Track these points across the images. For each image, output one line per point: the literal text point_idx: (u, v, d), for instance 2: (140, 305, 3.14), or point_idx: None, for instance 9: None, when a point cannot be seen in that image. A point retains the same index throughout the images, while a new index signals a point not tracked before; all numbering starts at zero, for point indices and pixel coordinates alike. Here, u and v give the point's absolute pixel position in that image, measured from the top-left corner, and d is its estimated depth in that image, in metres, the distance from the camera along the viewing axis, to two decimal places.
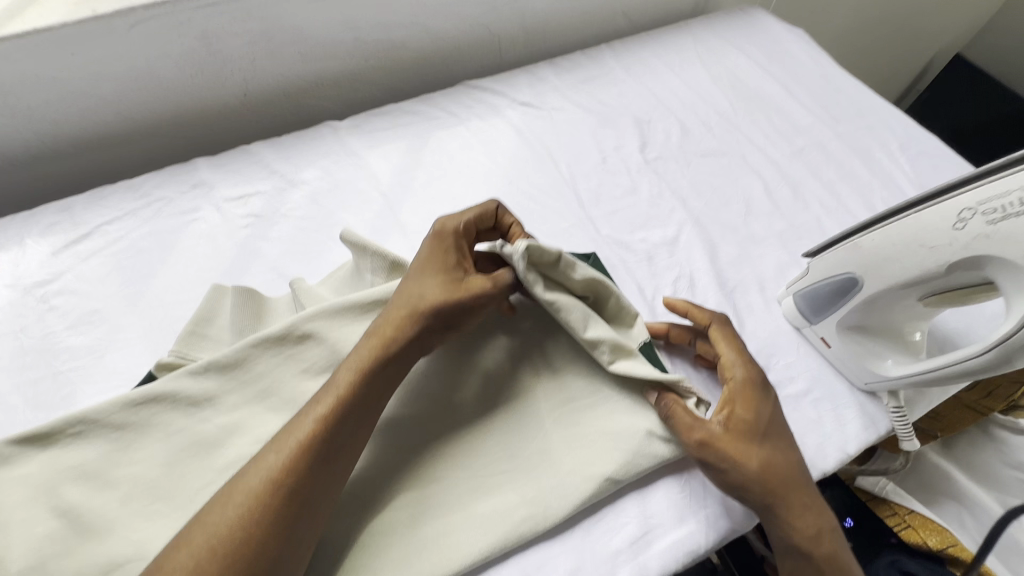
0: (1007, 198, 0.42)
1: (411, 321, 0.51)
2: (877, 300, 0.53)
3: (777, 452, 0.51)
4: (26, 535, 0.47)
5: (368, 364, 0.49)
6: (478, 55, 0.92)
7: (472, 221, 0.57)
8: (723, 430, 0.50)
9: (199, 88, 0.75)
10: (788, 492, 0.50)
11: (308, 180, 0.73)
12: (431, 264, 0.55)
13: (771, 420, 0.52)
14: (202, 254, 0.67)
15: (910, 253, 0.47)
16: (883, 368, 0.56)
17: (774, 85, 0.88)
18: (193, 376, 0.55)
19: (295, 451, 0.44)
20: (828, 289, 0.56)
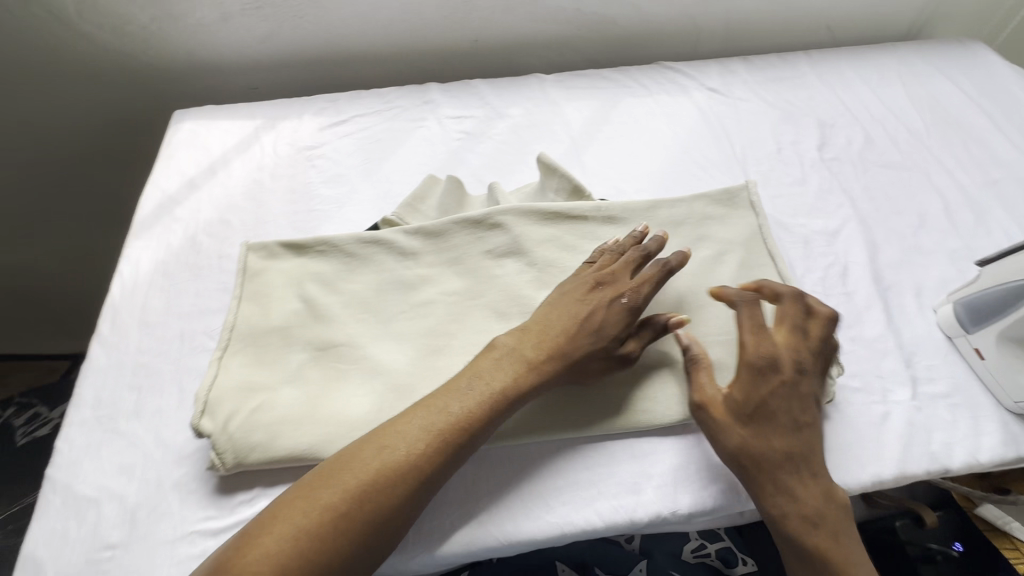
0: None
1: (553, 373, 0.55)
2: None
3: (780, 435, 0.52)
4: (281, 306, 0.65)
5: (504, 387, 0.53)
6: (675, 42, 1.00)
7: (649, 280, 0.59)
8: (714, 397, 0.55)
9: (445, 30, 0.93)
10: (771, 477, 0.52)
11: (513, 114, 0.87)
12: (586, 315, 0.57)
13: (762, 402, 0.53)
14: (423, 153, 0.82)
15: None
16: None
17: (979, 116, 0.86)
18: (407, 234, 0.70)
19: (427, 437, 0.49)
20: (997, 297, 0.58)
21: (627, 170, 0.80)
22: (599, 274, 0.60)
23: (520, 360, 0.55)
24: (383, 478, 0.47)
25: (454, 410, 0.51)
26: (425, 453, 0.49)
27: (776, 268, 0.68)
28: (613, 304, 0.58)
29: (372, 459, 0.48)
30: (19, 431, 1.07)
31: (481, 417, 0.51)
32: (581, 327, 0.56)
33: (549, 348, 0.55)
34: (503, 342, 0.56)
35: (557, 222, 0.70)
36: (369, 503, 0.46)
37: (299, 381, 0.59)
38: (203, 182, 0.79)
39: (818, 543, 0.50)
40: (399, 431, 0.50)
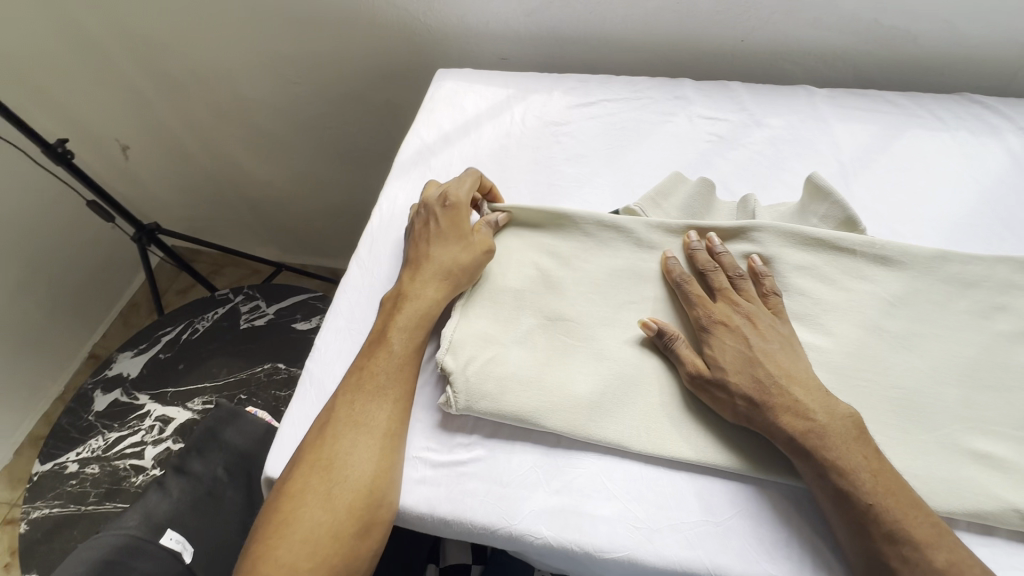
0: None
1: (467, 267, 0.64)
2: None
3: (734, 368, 0.54)
4: (518, 270, 0.67)
5: (393, 333, 0.60)
6: (984, 72, 0.85)
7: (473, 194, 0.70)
8: (701, 362, 0.56)
9: (713, 26, 0.88)
10: (775, 423, 0.51)
11: (772, 125, 0.80)
12: (451, 232, 0.66)
13: (745, 355, 0.55)
14: (669, 148, 0.79)
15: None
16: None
17: None
18: (649, 227, 0.67)
19: (365, 403, 0.56)
20: None
21: (907, 209, 0.69)
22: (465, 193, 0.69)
23: (447, 258, 0.64)
24: (368, 392, 0.56)
25: (386, 378, 0.57)
26: (375, 420, 0.55)
27: None
28: (449, 204, 0.67)
29: (360, 379, 0.58)
30: (243, 317, 1.27)
31: (415, 322, 0.61)
32: (454, 242, 0.65)
33: (434, 277, 0.63)
34: (410, 266, 0.65)
35: (822, 250, 0.63)
36: (363, 422, 0.55)
37: (530, 345, 0.61)
38: (456, 138, 0.85)
39: (841, 466, 0.48)
40: (355, 405, 0.56)
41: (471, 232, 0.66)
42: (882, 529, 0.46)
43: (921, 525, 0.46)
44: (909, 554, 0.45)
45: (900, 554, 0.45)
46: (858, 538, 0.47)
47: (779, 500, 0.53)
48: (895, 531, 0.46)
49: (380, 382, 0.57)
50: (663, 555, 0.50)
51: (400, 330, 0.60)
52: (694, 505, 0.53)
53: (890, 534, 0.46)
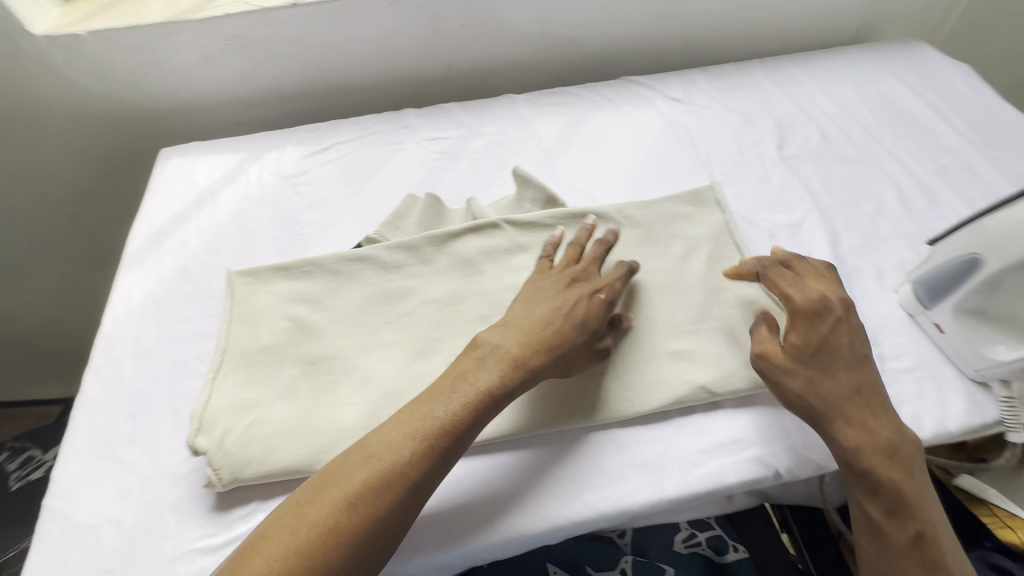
0: None
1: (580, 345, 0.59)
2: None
3: (813, 353, 0.58)
4: (271, 326, 0.67)
5: (457, 377, 0.55)
6: (637, 59, 1.06)
7: (618, 276, 0.64)
8: (772, 346, 0.59)
9: (418, 59, 0.98)
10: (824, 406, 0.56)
11: (486, 133, 0.91)
12: (568, 309, 0.60)
13: (823, 335, 0.58)
14: (402, 174, 0.86)
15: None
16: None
17: (927, 109, 0.91)
18: (389, 250, 0.73)
19: (414, 438, 0.51)
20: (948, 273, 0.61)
21: (598, 177, 0.84)
22: (576, 270, 0.64)
23: (544, 321, 0.59)
24: (413, 426, 0.51)
25: (438, 413, 0.52)
26: (412, 460, 0.49)
27: (744, 258, 0.71)
28: (592, 297, 0.62)
29: (420, 418, 0.52)
30: (13, 476, 1.07)
31: (506, 380, 0.55)
32: (564, 316, 0.60)
33: (538, 342, 0.58)
34: (496, 327, 0.60)
35: (533, 230, 0.74)
36: (396, 457, 0.49)
37: (293, 395, 0.61)
38: (191, 214, 0.82)
39: (865, 445, 0.54)
40: (388, 434, 0.51)
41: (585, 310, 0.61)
42: (884, 500, 0.53)
43: (917, 500, 0.52)
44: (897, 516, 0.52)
45: (886, 504, 0.52)
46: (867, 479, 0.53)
47: (539, 451, 0.60)
48: (897, 505, 0.52)
49: (430, 422, 0.52)
50: (529, 528, 0.56)
51: (469, 380, 0.55)
52: (555, 474, 0.58)
53: (891, 505, 0.52)
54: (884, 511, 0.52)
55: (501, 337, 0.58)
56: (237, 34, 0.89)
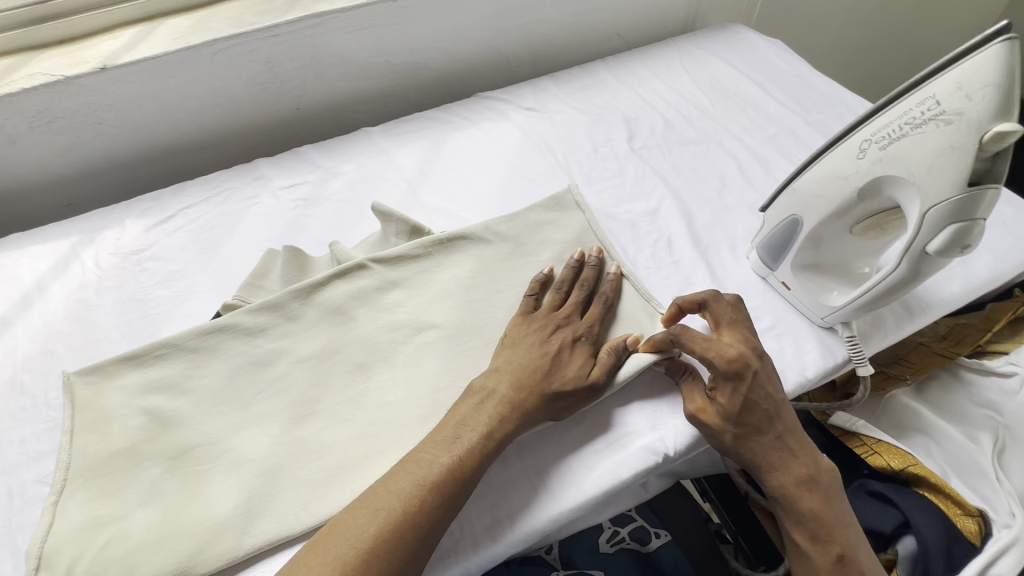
0: (891, 127, 0.49)
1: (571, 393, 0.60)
2: (932, 188, 0.47)
3: (742, 412, 0.58)
4: (123, 426, 0.60)
5: (467, 424, 0.56)
6: (490, 74, 1.08)
7: (597, 316, 0.66)
8: (703, 403, 0.60)
9: (262, 105, 0.93)
10: (748, 452, 0.58)
11: (345, 172, 0.89)
12: (559, 355, 0.61)
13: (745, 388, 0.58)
14: (261, 229, 0.81)
15: (971, 79, 0.44)
16: (975, 239, 0.47)
17: (751, 85, 0.99)
18: (251, 313, 0.68)
19: (421, 485, 0.51)
20: (779, 234, 0.64)
21: (464, 197, 0.83)
22: (559, 314, 0.65)
23: (535, 368, 0.60)
24: (426, 474, 0.52)
25: (444, 459, 0.53)
26: (420, 509, 0.50)
27: (609, 253, 0.73)
28: (575, 343, 0.63)
29: (424, 467, 0.53)
30: None
31: (502, 425, 0.56)
32: (551, 362, 0.60)
33: (530, 387, 0.59)
34: (489, 373, 0.60)
35: (402, 264, 0.73)
36: (407, 508, 0.50)
37: (156, 499, 0.55)
38: (17, 316, 0.72)
39: (788, 478, 0.57)
40: (392, 490, 0.51)
41: (569, 357, 0.62)
42: (807, 532, 0.55)
43: (835, 519, 0.55)
44: (817, 535, 0.55)
45: (808, 534, 0.55)
46: (791, 511, 0.56)
47: None
48: (817, 532, 0.55)
49: (437, 470, 0.52)
50: (507, 544, 0.56)
51: (476, 425, 0.56)
52: (547, 475, 0.59)
53: (814, 536, 0.55)
54: (808, 534, 0.55)
55: (497, 383, 0.59)
56: (42, 109, 0.80)
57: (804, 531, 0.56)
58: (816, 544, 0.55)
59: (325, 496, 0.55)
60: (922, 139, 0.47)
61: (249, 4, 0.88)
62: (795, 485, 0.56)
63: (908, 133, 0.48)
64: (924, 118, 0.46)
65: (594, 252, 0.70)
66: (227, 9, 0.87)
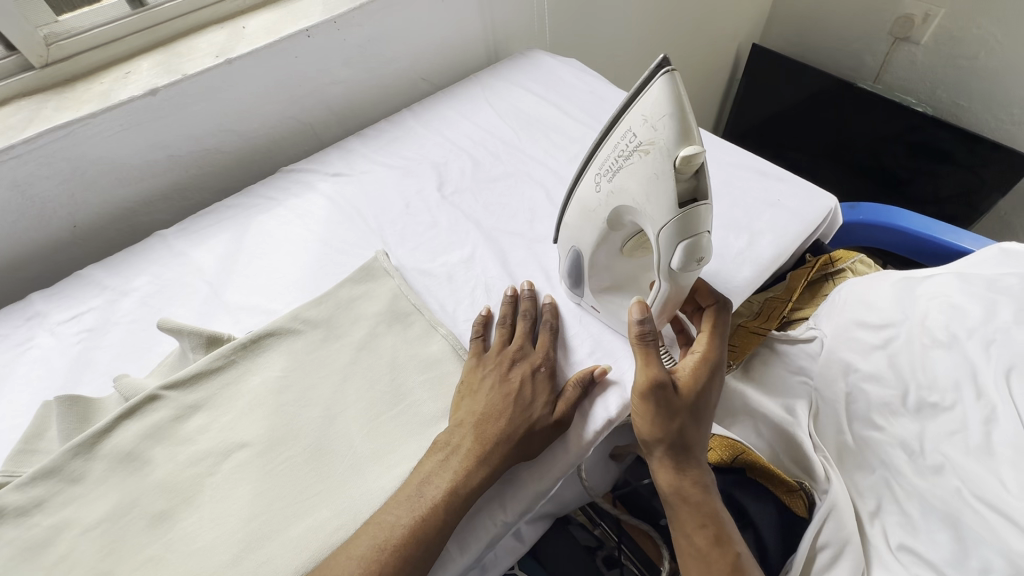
0: (610, 160, 0.53)
1: (542, 431, 0.59)
2: (654, 213, 0.49)
3: (696, 415, 0.57)
4: None
5: (446, 478, 0.55)
6: (296, 143, 1.04)
7: (548, 343, 0.67)
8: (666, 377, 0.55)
9: (27, 232, 0.83)
10: (677, 445, 0.56)
11: (138, 287, 0.80)
12: (517, 392, 0.61)
13: (704, 397, 0.58)
14: (37, 377, 0.71)
15: (652, 110, 0.47)
16: (706, 252, 0.50)
17: (551, 108, 1.03)
18: (20, 487, 0.59)
19: (382, 550, 0.51)
20: (571, 265, 0.65)
21: (272, 286, 0.78)
22: (511, 350, 0.65)
23: (494, 409, 0.59)
24: (391, 533, 0.52)
25: (406, 521, 0.52)
26: (380, 573, 0.50)
27: (424, 315, 0.71)
28: (534, 375, 0.63)
29: (386, 529, 0.52)
30: None
31: (463, 481, 0.55)
32: (513, 401, 0.60)
33: (493, 433, 0.57)
34: (469, 413, 0.59)
35: (201, 381, 0.66)
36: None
37: None
38: None
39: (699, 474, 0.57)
40: (349, 557, 0.51)
41: (530, 395, 0.61)
42: (705, 532, 0.54)
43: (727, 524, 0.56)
44: (715, 536, 0.54)
45: (710, 534, 0.54)
46: (690, 516, 0.55)
47: None
48: (717, 533, 0.54)
49: (401, 532, 0.52)
50: None
51: (442, 480, 0.55)
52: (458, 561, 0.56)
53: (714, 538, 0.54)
54: (708, 533, 0.54)
55: (461, 432, 0.58)
56: None
57: (699, 529, 0.55)
58: (713, 553, 0.54)
59: None
60: (630, 170, 0.50)
61: None
62: (698, 486, 0.56)
63: (622, 165, 0.51)
64: (628, 150, 0.50)
65: (527, 288, 0.72)
66: None
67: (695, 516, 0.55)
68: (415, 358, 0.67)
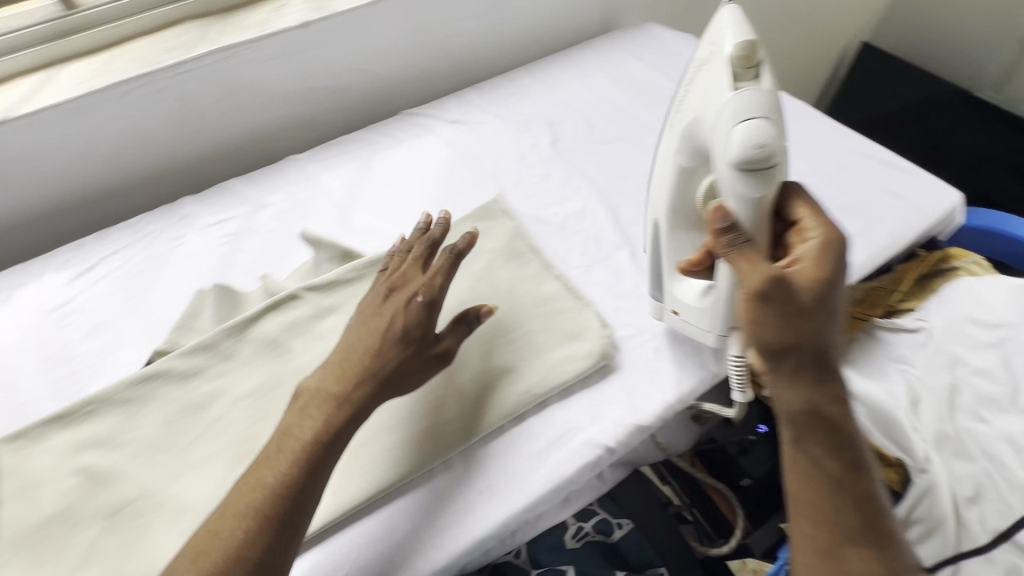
0: (678, 95, 0.61)
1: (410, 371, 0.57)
2: (714, 106, 0.54)
3: (820, 316, 0.47)
4: (56, 489, 0.58)
5: (321, 417, 0.53)
6: (415, 91, 1.09)
7: (439, 269, 0.60)
8: (779, 277, 0.46)
9: (181, 142, 0.92)
10: (800, 350, 0.47)
11: (274, 202, 0.88)
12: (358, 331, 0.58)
13: (826, 295, 0.48)
14: (189, 269, 0.80)
15: (711, 33, 0.58)
16: (769, 136, 0.50)
17: (666, 79, 1.04)
18: (183, 356, 0.67)
19: (269, 474, 0.50)
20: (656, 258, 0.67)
21: (395, 216, 0.84)
22: (394, 277, 0.61)
23: (364, 343, 0.56)
24: (272, 461, 0.50)
25: (288, 457, 0.51)
26: (288, 485, 0.49)
27: (539, 257, 0.75)
28: (410, 302, 0.59)
29: (272, 465, 0.50)
30: None
31: (332, 426, 0.52)
32: (380, 336, 0.57)
33: (354, 373, 0.55)
34: (334, 354, 0.57)
35: (335, 289, 0.73)
36: (278, 480, 0.49)
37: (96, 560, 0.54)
38: None
39: (824, 383, 0.48)
40: (277, 463, 0.50)
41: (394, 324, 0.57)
42: (829, 444, 0.48)
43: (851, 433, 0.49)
44: (838, 446, 0.48)
45: (832, 446, 0.48)
46: (813, 429, 0.48)
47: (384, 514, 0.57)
48: (840, 444, 0.48)
49: (270, 474, 0.50)
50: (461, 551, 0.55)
51: (300, 433, 0.52)
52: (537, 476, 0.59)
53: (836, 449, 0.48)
54: (832, 445, 0.48)
55: (332, 375, 0.55)
56: None
57: (822, 441, 0.48)
58: (846, 480, 0.48)
59: None
60: (694, 90, 0.58)
61: (155, 44, 0.87)
62: (824, 398, 0.48)
63: (686, 93, 0.60)
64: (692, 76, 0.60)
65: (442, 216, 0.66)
66: (133, 48, 0.86)
67: (824, 444, 0.48)
68: (529, 294, 0.71)
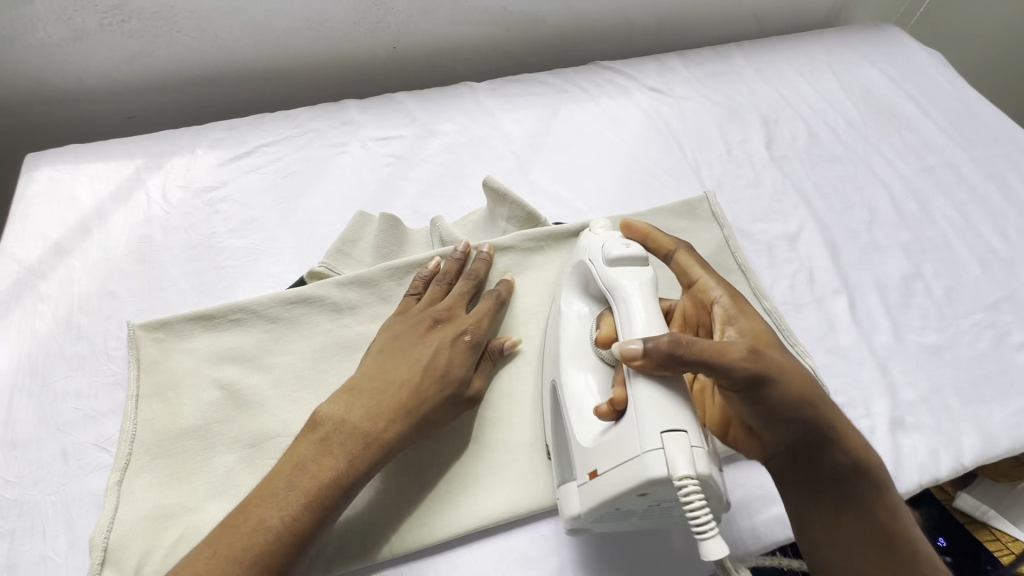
0: None
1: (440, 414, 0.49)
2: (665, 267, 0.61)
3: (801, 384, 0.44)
4: (194, 399, 0.53)
5: (346, 452, 0.45)
6: (608, 41, 0.95)
7: (485, 312, 0.54)
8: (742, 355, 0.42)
9: (357, 38, 0.81)
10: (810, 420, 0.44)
11: (445, 132, 0.78)
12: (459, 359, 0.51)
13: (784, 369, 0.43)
14: (348, 185, 0.72)
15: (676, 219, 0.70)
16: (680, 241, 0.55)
17: (907, 101, 0.87)
18: (340, 286, 0.59)
19: (296, 505, 0.42)
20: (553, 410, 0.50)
21: (579, 185, 0.74)
22: (438, 309, 0.54)
23: (399, 377, 0.49)
24: (300, 492, 0.43)
25: (306, 498, 0.43)
26: (297, 528, 0.42)
27: (749, 280, 0.64)
28: (455, 342, 0.52)
29: (268, 500, 0.43)
30: None
31: (360, 466, 0.45)
32: (427, 373, 0.49)
33: (389, 409, 0.47)
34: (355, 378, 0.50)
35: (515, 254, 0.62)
36: (288, 514, 0.42)
37: (230, 493, 0.49)
38: (73, 245, 0.64)
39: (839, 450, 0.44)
40: (274, 494, 0.43)
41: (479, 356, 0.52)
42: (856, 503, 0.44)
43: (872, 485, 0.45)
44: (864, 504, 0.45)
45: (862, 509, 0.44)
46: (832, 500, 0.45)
47: (541, 531, 0.51)
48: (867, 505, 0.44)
49: (304, 507, 0.42)
50: None
51: (328, 462, 0.44)
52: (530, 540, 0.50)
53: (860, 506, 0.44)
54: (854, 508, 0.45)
55: (342, 406, 0.47)
56: (117, 4, 0.69)
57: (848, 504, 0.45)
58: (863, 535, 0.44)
59: (425, 512, 0.49)
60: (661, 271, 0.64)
61: None
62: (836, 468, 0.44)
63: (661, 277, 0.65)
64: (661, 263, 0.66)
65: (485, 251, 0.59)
66: None
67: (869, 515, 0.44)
68: None
